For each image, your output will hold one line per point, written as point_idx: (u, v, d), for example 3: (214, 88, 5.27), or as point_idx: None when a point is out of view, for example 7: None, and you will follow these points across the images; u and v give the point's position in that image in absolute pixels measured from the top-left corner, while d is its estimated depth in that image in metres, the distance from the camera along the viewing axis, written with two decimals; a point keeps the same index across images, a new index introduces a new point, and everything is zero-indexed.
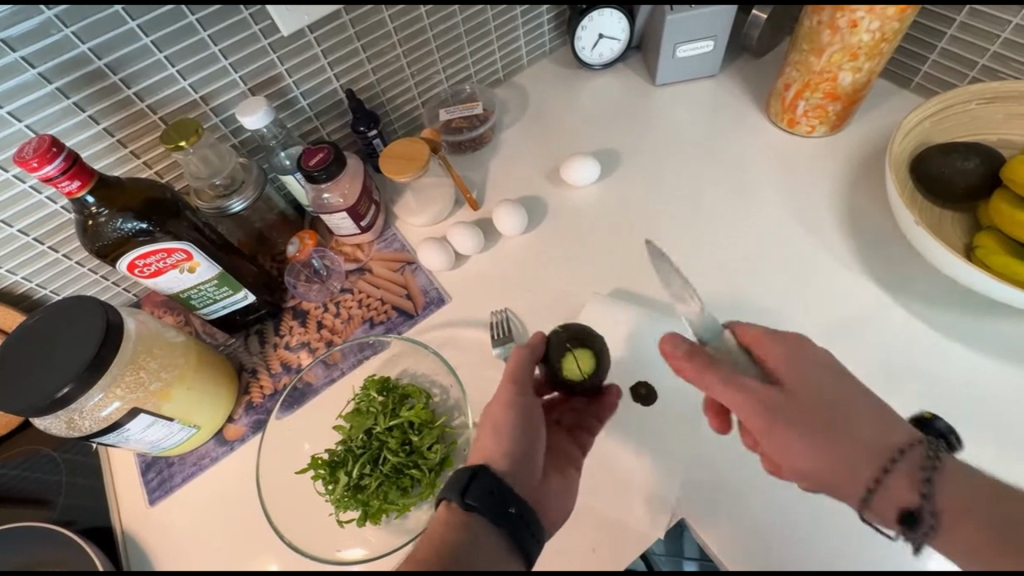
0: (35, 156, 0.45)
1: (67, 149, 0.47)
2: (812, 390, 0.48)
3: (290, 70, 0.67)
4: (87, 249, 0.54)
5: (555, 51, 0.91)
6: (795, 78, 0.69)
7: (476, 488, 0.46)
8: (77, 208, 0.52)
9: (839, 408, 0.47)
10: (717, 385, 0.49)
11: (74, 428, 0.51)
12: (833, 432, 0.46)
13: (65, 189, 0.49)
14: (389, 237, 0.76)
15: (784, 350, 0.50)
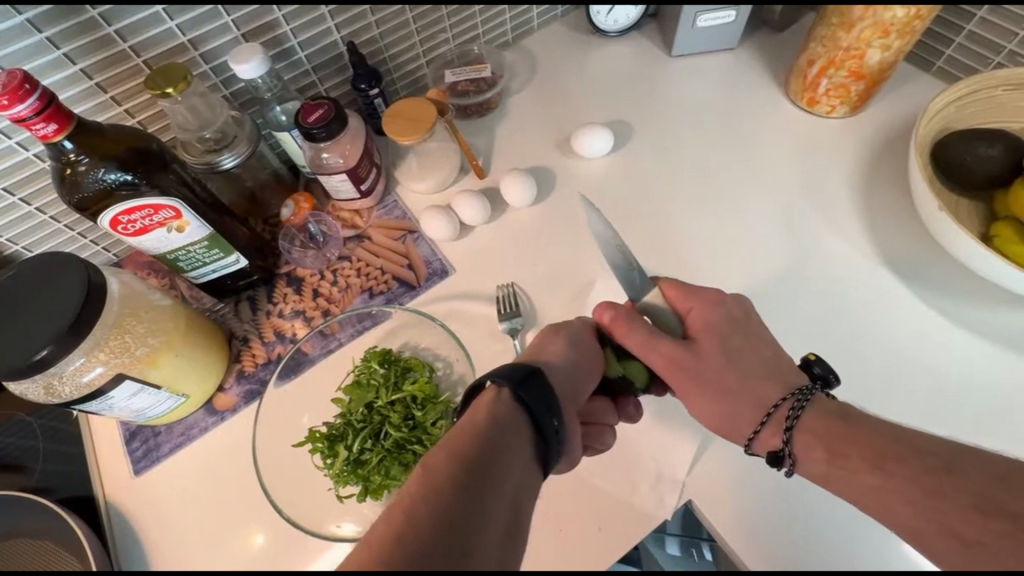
0: (5, 93, 0.40)
1: (41, 88, 0.42)
2: (717, 351, 0.51)
3: (288, 17, 0.62)
4: (64, 202, 0.50)
5: (567, 15, 0.87)
6: (820, 53, 0.67)
7: (526, 383, 0.44)
8: (54, 154, 0.47)
9: (739, 368, 0.50)
10: (637, 343, 0.51)
11: (54, 394, 0.48)
12: (724, 389, 0.50)
13: (39, 133, 0.44)
14: (389, 203, 0.72)
15: (705, 307, 0.53)
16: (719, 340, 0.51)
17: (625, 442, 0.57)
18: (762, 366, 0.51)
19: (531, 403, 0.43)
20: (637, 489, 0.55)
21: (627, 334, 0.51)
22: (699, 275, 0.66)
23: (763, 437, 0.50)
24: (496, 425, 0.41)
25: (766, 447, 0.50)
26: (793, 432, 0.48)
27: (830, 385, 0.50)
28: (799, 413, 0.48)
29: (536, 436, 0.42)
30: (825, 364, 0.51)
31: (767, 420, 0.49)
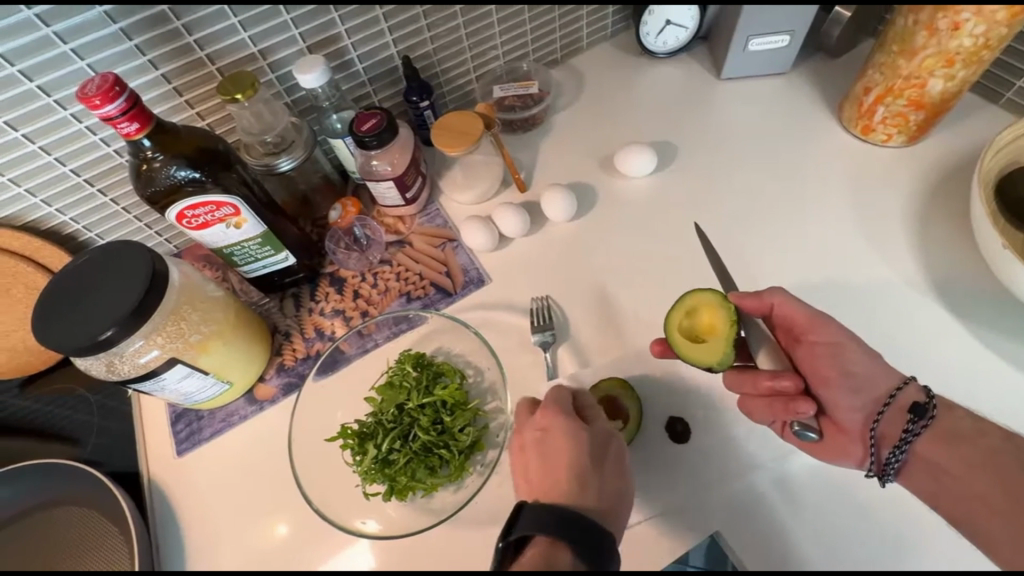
0: (98, 94, 0.44)
1: (129, 90, 0.46)
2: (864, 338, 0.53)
3: (350, 31, 0.65)
4: (138, 194, 0.53)
5: (616, 35, 0.88)
6: (877, 81, 0.65)
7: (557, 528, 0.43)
8: (133, 151, 0.51)
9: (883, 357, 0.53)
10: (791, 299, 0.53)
11: (114, 371, 0.51)
12: (857, 377, 0.51)
13: (123, 131, 0.48)
14: (431, 212, 0.74)
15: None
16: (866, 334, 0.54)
17: (655, 466, 0.56)
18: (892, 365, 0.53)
19: (575, 543, 0.42)
20: (661, 512, 0.54)
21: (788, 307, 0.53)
22: None
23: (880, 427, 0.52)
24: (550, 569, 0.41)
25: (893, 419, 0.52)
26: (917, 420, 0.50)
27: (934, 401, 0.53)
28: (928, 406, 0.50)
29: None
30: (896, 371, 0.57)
31: (887, 407, 0.51)
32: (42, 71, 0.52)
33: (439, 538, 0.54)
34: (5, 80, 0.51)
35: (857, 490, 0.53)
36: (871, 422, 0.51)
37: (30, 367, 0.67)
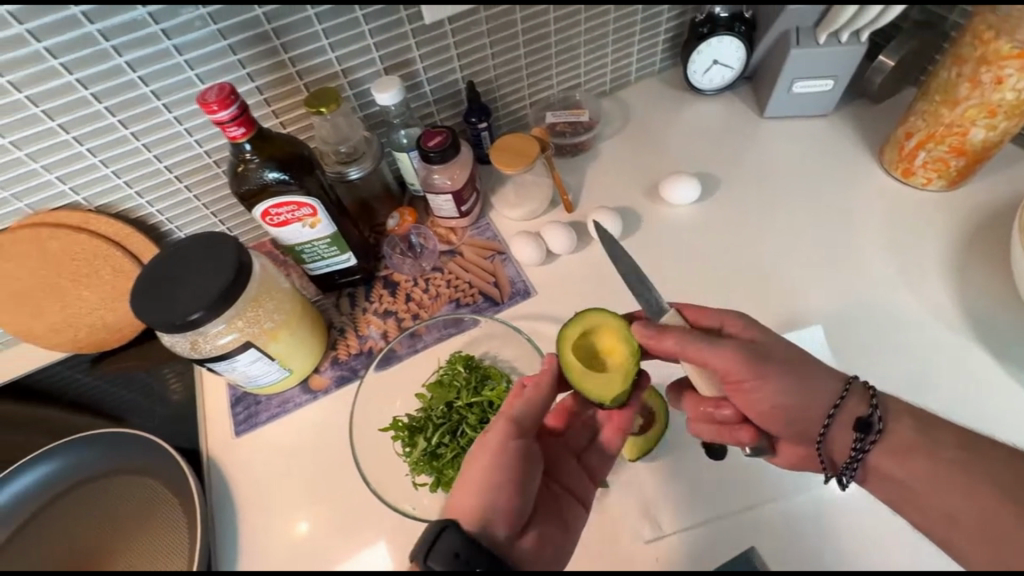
0: (216, 101, 0.50)
1: (242, 100, 0.51)
2: (789, 354, 0.52)
3: (423, 56, 0.72)
4: (232, 190, 0.59)
5: (663, 71, 0.93)
6: (919, 127, 0.68)
7: (476, 555, 0.44)
8: (235, 152, 0.56)
9: (812, 369, 0.53)
10: (707, 346, 0.51)
11: (197, 349, 0.56)
12: (784, 408, 0.52)
13: (232, 136, 0.53)
14: (481, 225, 0.79)
15: (753, 325, 0.54)
16: (788, 345, 0.53)
17: (689, 480, 0.58)
18: (830, 370, 0.54)
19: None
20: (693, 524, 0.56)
21: (707, 351, 0.51)
22: (772, 328, 0.67)
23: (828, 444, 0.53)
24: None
25: (845, 430, 0.53)
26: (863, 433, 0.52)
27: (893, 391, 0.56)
28: (872, 418, 0.52)
29: None
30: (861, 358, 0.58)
31: (830, 422, 0.53)
32: (157, 78, 0.60)
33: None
34: (125, 85, 0.59)
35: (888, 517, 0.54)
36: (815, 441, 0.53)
37: (104, 343, 0.74)
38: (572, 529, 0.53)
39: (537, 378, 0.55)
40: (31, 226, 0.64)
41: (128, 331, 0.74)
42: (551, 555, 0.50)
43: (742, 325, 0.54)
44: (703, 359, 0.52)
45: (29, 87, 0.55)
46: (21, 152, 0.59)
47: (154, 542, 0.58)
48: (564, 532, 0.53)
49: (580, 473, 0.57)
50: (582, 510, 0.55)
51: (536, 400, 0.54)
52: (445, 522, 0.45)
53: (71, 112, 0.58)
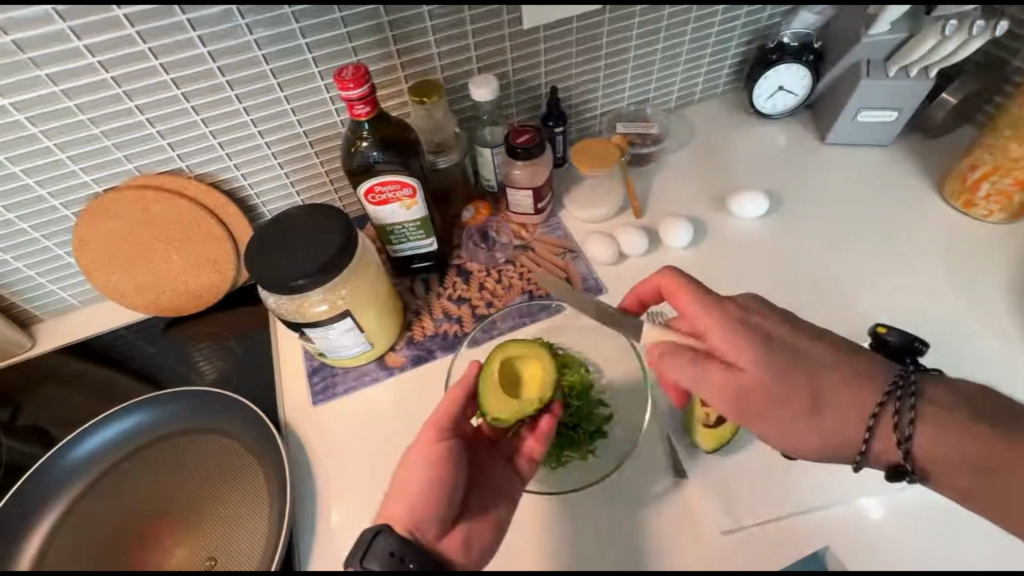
0: (353, 80, 0.53)
1: (373, 83, 0.55)
2: (738, 338, 0.54)
3: (515, 60, 0.76)
4: (343, 166, 0.63)
5: (725, 94, 0.97)
6: (986, 160, 0.72)
7: (410, 551, 0.48)
8: (353, 129, 0.61)
9: (770, 348, 0.53)
10: (687, 377, 0.54)
11: (298, 312, 0.59)
12: (796, 432, 0.53)
13: (357, 115, 0.57)
14: (552, 223, 0.82)
15: (706, 312, 0.56)
16: (738, 323, 0.55)
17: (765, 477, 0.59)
18: (805, 347, 0.54)
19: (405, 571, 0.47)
20: (770, 519, 0.57)
21: (676, 363, 0.54)
22: (837, 341, 0.70)
23: (876, 436, 0.53)
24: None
25: (889, 438, 0.53)
26: (898, 416, 0.53)
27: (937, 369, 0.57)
28: (904, 400, 0.53)
29: None
30: (899, 334, 0.59)
31: (871, 431, 0.53)
32: (278, 57, 0.63)
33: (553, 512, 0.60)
34: (249, 61, 0.62)
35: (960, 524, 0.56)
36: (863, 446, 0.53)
37: (184, 308, 0.76)
38: (499, 525, 0.55)
39: (459, 384, 0.59)
40: (137, 188, 0.67)
41: (205, 298, 0.76)
42: (477, 552, 0.52)
43: (700, 318, 0.56)
44: (681, 375, 0.54)
45: (165, 55, 0.58)
46: (144, 116, 0.62)
47: (239, 497, 0.60)
48: (492, 530, 0.54)
49: (510, 473, 0.58)
50: (507, 504, 0.56)
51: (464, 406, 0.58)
52: (381, 526, 0.49)
53: (195, 82, 0.62)
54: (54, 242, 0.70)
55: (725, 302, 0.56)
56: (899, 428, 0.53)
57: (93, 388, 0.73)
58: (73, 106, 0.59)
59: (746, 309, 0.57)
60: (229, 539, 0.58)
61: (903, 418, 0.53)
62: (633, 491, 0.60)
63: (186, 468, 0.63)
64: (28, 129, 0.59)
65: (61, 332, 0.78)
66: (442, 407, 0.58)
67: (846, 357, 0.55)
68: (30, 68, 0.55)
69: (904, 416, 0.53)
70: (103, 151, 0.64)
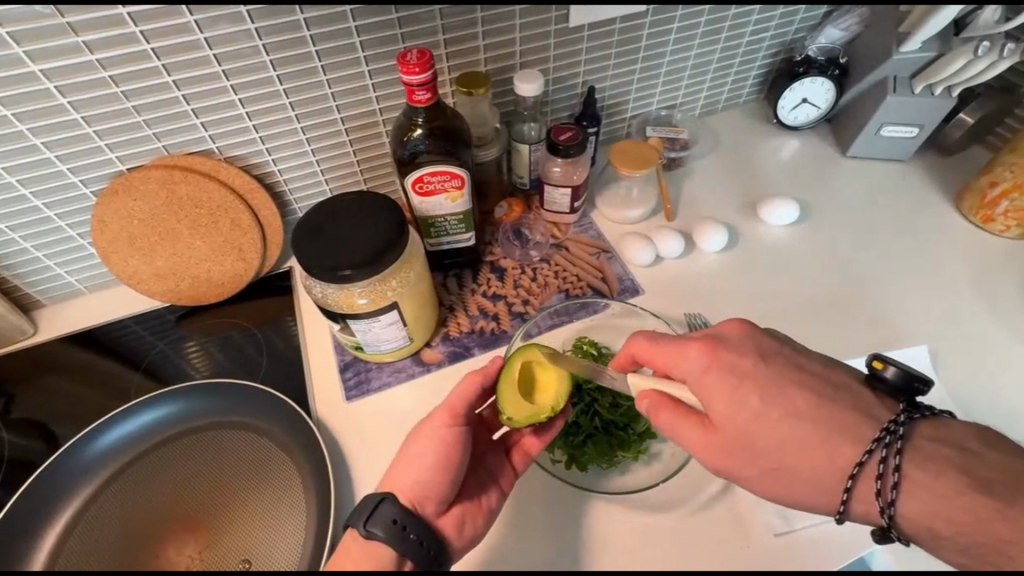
0: (418, 64, 0.53)
1: (435, 69, 0.55)
2: (728, 392, 0.51)
3: (556, 57, 0.75)
4: (391, 154, 0.62)
5: (747, 104, 0.98)
6: (1006, 178, 0.75)
7: (413, 522, 0.51)
8: (407, 115, 0.60)
9: (761, 403, 0.50)
10: (671, 426, 0.53)
11: (344, 301, 0.57)
12: (788, 482, 0.51)
13: (416, 102, 0.56)
14: (585, 224, 0.81)
15: (693, 361, 0.53)
16: (726, 374, 0.51)
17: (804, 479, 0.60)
18: (792, 395, 0.51)
19: (405, 540, 0.50)
20: (821, 521, 0.57)
21: (672, 419, 0.53)
22: (866, 347, 0.72)
23: (858, 499, 0.50)
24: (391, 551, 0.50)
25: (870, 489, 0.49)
26: (885, 479, 0.49)
27: (935, 412, 0.52)
28: (891, 457, 0.49)
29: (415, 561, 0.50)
30: (897, 370, 0.52)
31: (853, 480, 0.49)
32: (325, 39, 0.61)
33: (599, 512, 0.59)
34: (296, 42, 0.60)
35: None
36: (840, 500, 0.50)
37: (203, 297, 0.73)
38: (491, 512, 0.57)
39: (481, 371, 0.59)
40: (165, 167, 0.64)
41: (227, 287, 0.73)
42: (469, 535, 0.55)
43: (688, 369, 0.53)
44: (674, 432, 0.53)
45: (211, 28, 0.56)
46: (180, 92, 0.59)
47: (270, 495, 0.58)
48: (483, 516, 0.56)
49: (503, 462, 0.60)
50: (497, 493, 0.58)
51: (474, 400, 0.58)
52: (386, 494, 0.52)
53: (238, 60, 0.59)
54: (68, 222, 0.66)
55: (717, 350, 0.52)
56: (883, 492, 0.49)
57: (102, 380, 0.68)
58: (108, 77, 0.56)
59: (740, 354, 0.52)
60: (262, 539, 0.56)
61: (889, 481, 0.48)
62: (682, 493, 0.60)
63: (212, 465, 0.60)
64: (56, 99, 0.56)
65: (65, 319, 0.73)
66: (455, 394, 0.58)
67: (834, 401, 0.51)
68: (68, 33, 0.52)
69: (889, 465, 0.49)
70: (133, 126, 0.60)
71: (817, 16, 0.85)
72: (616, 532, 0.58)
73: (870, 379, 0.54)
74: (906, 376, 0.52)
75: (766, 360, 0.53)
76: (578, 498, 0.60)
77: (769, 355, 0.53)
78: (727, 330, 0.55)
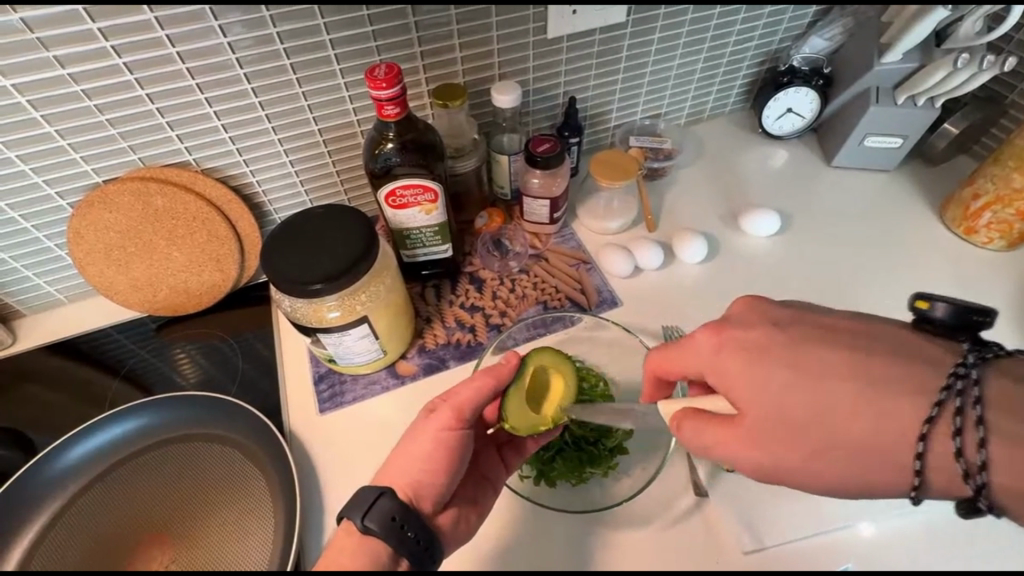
0: (385, 79, 0.54)
1: (404, 85, 0.56)
2: (742, 373, 0.49)
3: (535, 68, 0.75)
4: (365, 167, 0.62)
5: (733, 113, 0.98)
6: (988, 190, 0.74)
7: (411, 519, 0.50)
8: (378, 130, 0.60)
9: (784, 381, 0.48)
10: (693, 426, 0.51)
11: (314, 314, 0.57)
12: (832, 476, 0.48)
13: (387, 116, 0.57)
14: (566, 234, 0.81)
15: (703, 348, 0.52)
16: (739, 350, 0.50)
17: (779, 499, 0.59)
18: (822, 367, 0.48)
19: (402, 541, 0.49)
20: (793, 540, 0.57)
21: (696, 424, 0.51)
22: None
23: (933, 466, 0.45)
24: (387, 552, 0.49)
25: (948, 459, 0.45)
26: (963, 437, 0.44)
27: (1009, 350, 0.46)
28: (969, 409, 0.44)
29: (411, 562, 0.49)
30: (948, 305, 0.49)
31: (925, 444, 0.45)
32: (300, 52, 0.61)
33: (570, 527, 0.59)
34: (270, 54, 0.60)
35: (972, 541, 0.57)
36: (913, 477, 0.46)
37: (181, 307, 0.73)
38: (484, 509, 0.57)
39: (494, 374, 0.56)
40: (140, 179, 0.64)
41: (204, 299, 0.73)
42: (464, 530, 0.55)
43: (699, 356, 0.52)
44: (700, 438, 0.51)
45: (183, 42, 0.56)
46: (154, 105, 0.59)
47: (240, 508, 0.58)
48: (477, 513, 0.56)
49: (498, 460, 0.61)
50: (491, 492, 0.58)
51: (485, 401, 0.56)
52: (385, 489, 0.51)
53: (211, 73, 0.59)
54: (44, 233, 0.66)
55: (723, 330, 0.52)
56: (969, 455, 0.44)
57: (78, 391, 0.68)
58: (80, 90, 0.56)
59: (751, 330, 0.51)
60: (230, 555, 0.56)
61: (971, 439, 0.44)
62: (655, 509, 0.60)
63: (183, 477, 0.60)
64: (29, 113, 0.56)
65: (44, 329, 0.73)
66: (465, 392, 0.56)
67: (858, 359, 0.48)
68: (38, 49, 0.52)
69: (972, 425, 0.44)
70: (108, 139, 0.61)
71: (802, 25, 0.84)
72: (588, 547, 0.58)
73: (918, 321, 0.50)
74: (958, 312, 0.48)
75: (779, 326, 0.51)
76: (550, 513, 0.60)
77: (783, 323, 0.51)
78: (737, 312, 0.54)
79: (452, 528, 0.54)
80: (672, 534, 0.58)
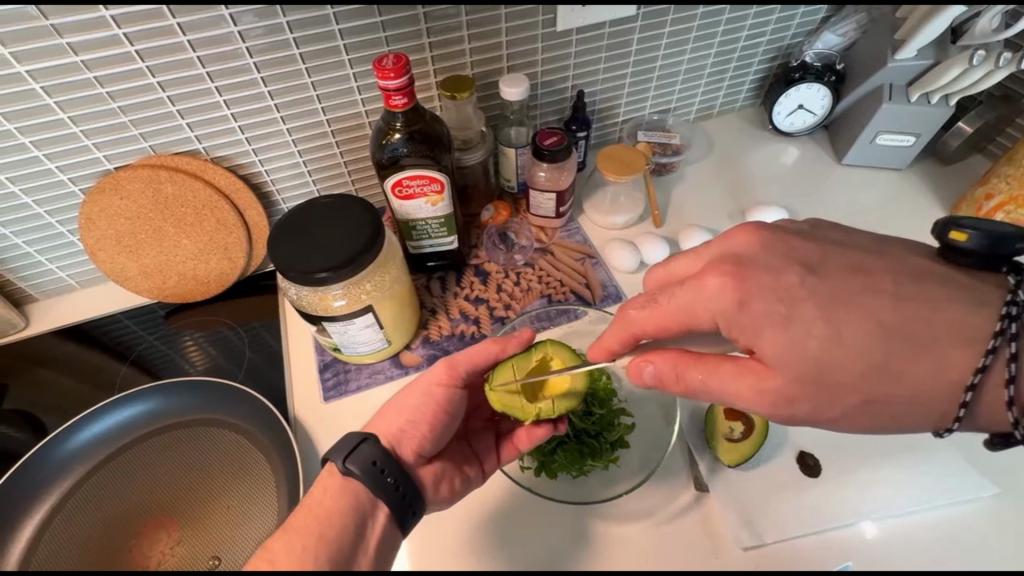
0: (392, 69, 0.54)
1: (411, 75, 0.56)
2: (774, 315, 0.46)
3: (544, 62, 0.75)
4: (372, 158, 0.63)
5: (743, 109, 0.97)
6: (1002, 190, 0.73)
7: (391, 466, 0.51)
8: (385, 120, 0.60)
9: (824, 325, 0.45)
10: (707, 380, 0.48)
11: (321, 304, 0.58)
12: (864, 416, 0.47)
13: (393, 105, 0.57)
14: (571, 228, 0.81)
15: (718, 294, 0.47)
16: (771, 297, 0.46)
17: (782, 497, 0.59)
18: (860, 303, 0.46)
19: (380, 488, 0.51)
20: (794, 537, 0.57)
21: (717, 377, 0.48)
22: None
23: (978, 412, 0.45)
24: (364, 497, 0.50)
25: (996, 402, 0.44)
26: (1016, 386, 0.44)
27: None
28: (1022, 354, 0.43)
29: (386, 510, 0.51)
30: (978, 238, 0.47)
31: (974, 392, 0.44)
32: (310, 42, 0.61)
33: (569, 521, 0.59)
34: (280, 45, 0.60)
35: (973, 542, 0.57)
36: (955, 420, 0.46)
37: (190, 295, 0.74)
38: (470, 478, 0.58)
39: (502, 342, 0.58)
40: (150, 167, 0.64)
41: (212, 287, 0.74)
42: (445, 493, 0.56)
43: (717, 303, 0.48)
44: (708, 386, 0.49)
45: (194, 31, 0.56)
46: (165, 93, 0.60)
47: (240, 493, 0.59)
48: (461, 480, 0.58)
49: (493, 444, 0.62)
50: (479, 466, 0.60)
51: (484, 367, 0.58)
52: (368, 435, 0.53)
53: (222, 62, 0.59)
54: (57, 219, 0.67)
55: (744, 274, 0.47)
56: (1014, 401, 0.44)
57: (87, 375, 0.70)
58: (92, 77, 0.57)
59: (772, 271, 0.47)
60: (232, 536, 0.57)
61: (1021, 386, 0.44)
62: (654, 504, 0.60)
63: (186, 461, 0.61)
64: (42, 100, 0.57)
65: (57, 313, 0.75)
66: (463, 354, 0.58)
67: (910, 303, 0.45)
68: (52, 36, 0.53)
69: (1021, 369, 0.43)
70: (119, 127, 0.61)
71: (814, 21, 0.83)
72: (588, 541, 0.58)
73: (947, 250, 0.49)
74: (992, 238, 0.47)
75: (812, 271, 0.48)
76: (551, 506, 0.60)
77: (814, 267, 0.48)
78: (753, 244, 0.50)
79: (430, 489, 0.55)
80: (672, 531, 0.58)
